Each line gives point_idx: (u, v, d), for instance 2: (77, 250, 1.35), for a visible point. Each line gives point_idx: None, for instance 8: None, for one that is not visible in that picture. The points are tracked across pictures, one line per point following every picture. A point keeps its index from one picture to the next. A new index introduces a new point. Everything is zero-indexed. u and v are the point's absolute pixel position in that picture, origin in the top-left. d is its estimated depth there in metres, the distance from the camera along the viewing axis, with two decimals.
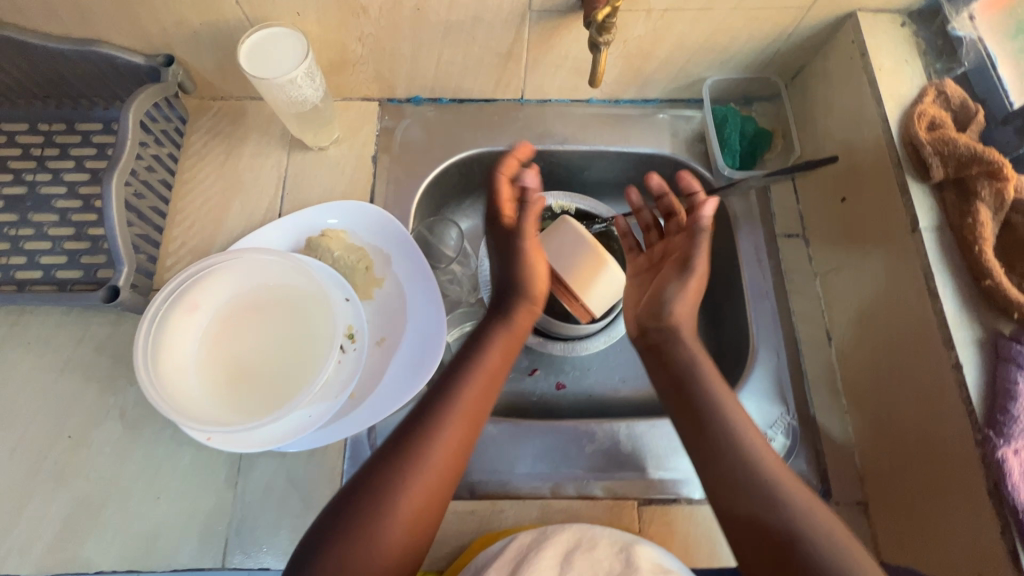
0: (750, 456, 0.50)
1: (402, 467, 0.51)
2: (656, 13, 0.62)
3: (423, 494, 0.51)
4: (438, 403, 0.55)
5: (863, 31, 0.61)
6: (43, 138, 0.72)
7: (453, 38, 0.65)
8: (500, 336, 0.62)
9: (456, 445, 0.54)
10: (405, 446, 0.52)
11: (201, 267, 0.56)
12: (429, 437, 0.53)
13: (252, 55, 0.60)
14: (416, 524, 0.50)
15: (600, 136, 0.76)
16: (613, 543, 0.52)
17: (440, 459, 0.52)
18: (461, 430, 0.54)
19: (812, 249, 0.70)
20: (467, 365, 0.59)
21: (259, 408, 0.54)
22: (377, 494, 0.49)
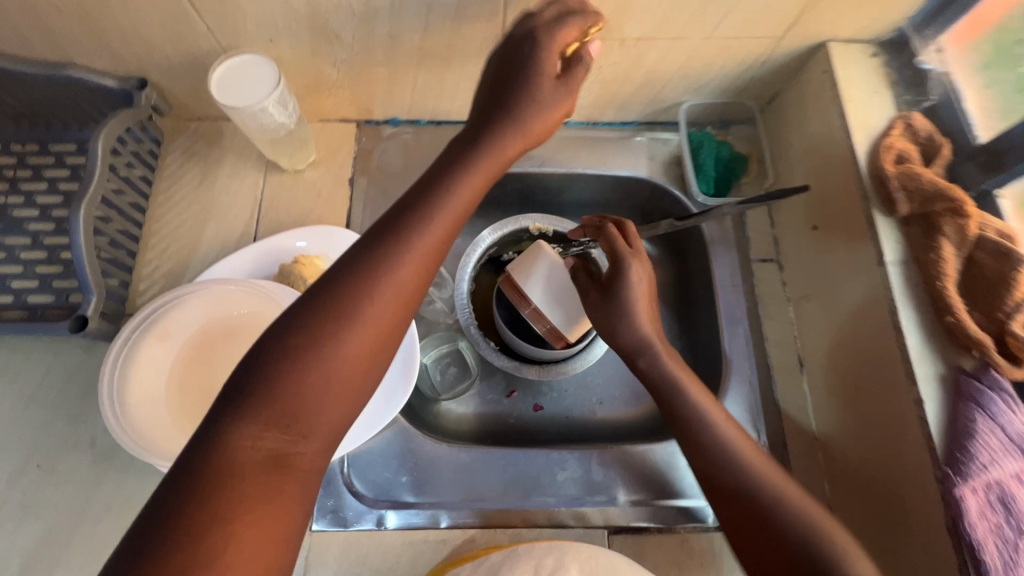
0: (748, 469, 0.50)
1: (353, 285, 0.39)
2: (630, 42, 0.62)
3: (381, 320, 0.39)
4: (406, 213, 0.42)
5: (834, 62, 0.62)
6: (17, 160, 0.72)
7: (428, 64, 0.65)
8: (496, 145, 0.47)
9: (429, 248, 0.41)
10: (359, 263, 0.40)
11: (169, 298, 0.56)
12: (392, 245, 0.40)
13: (223, 82, 0.59)
14: (372, 355, 0.39)
15: (577, 158, 0.77)
16: (582, 551, 0.54)
17: (402, 270, 0.40)
18: (438, 229, 0.42)
19: (786, 274, 0.71)
20: (452, 174, 0.45)
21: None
22: (318, 327, 0.37)
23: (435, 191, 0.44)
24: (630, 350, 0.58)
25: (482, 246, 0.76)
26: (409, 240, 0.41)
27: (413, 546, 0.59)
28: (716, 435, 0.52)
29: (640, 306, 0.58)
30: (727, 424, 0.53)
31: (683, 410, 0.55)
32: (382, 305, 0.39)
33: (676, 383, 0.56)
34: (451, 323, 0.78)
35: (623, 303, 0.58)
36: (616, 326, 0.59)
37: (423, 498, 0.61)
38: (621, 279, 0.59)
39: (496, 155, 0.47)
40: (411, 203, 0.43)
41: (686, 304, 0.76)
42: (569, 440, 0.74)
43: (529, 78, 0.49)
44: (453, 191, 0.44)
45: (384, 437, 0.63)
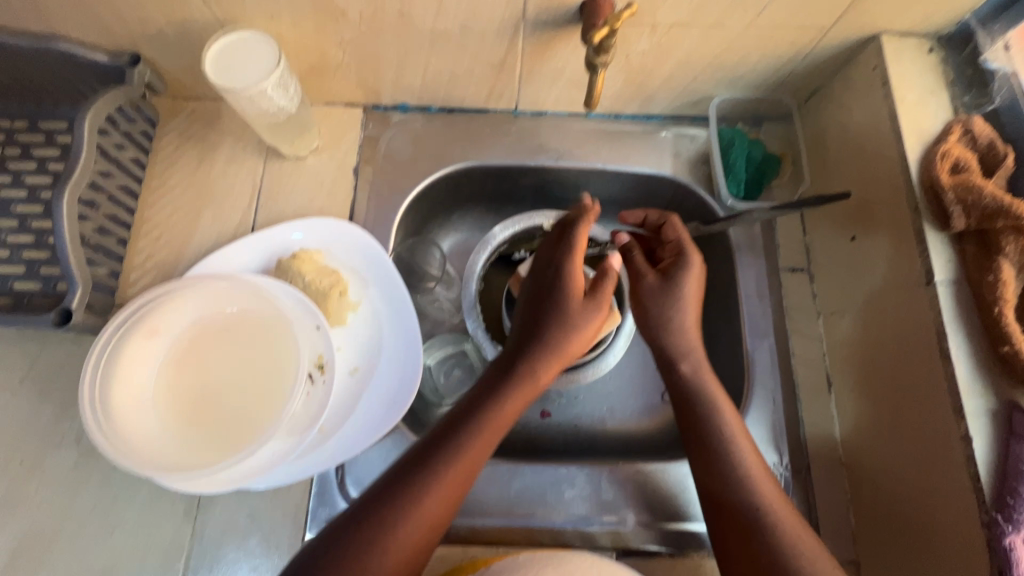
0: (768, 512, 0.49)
1: (421, 478, 0.47)
2: (662, 29, 0.57)
3: (436, 515, 0.46)
4: (472, 411, 0.51)
5: (887, 58, 0.57)
6: (5, 137, 0.68)
7: (441, 47, 0.60)
8: (547, 353, 0.54)
9: (483, 446, 0.50)
10: (426, 462, 0.48)
11: (157, 294, 0.53)
12: (457, 446, 0.49)
13: (218, 60, 0.55)
14: (424, 545, 0.46)
15: (597, 153, 0.72)
16: (587, 562, 0.50)
17: (459, 467, 0.48)
18: (492, 429, 0.50)
19: (817, 286, 0.66)
20: (511, 372, 0.53)
21: (220, 443, 0.51)
22: (386, 517, 0.45)
23: (495, 393, 0.52)
24: (670, 351, 0.58)
25: (494, 243, 0.72)
26: (470, 442, 0.49)
27: None
28: (740, 466, 0.52)
29: (689, 304, 0.58)
30: (751, 454, 0.52)
31: (711, 431, 0.53)
32: (439, 497, 0.47)
33: (709, 402, 0.55)
34: (457, 324, 0.74)
35: (677, 296, 0.58)
36: (662, 314, 0.58)
37: None
38: (678, 273, 0.59)
39: (547, 359, 0.54)
40: (475, 399, 0.52)
41: (707, 313, 0.72)
42: (577, 451, 0.70)
43: (571, 289, 0.55)
44: (509, 392, 0.52)
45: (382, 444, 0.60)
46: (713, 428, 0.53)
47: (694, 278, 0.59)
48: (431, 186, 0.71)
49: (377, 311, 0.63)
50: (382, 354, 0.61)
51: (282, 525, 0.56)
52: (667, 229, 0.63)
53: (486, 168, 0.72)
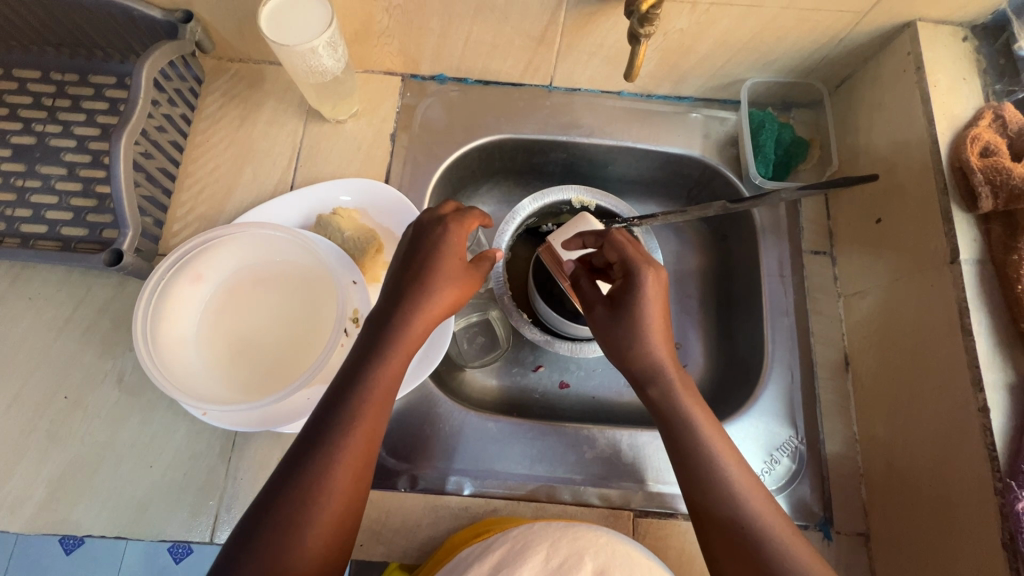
0: (740, 496, 0.46)
1: (320, 458, 0.42)
2: (702, 6, 0.58)
3: (348, 492, 0.42)
4: (348, 386, 0.45)
5: (922, 43, 0.58)
6: (56, 88, 0.70)
7: (484, 17, 0.62)
8: (418, 318, 0.48)
9: (380, 410, 0.45)
10: (318, 444, 0.42)
11: (207, 238, 0.55)
12: (349, 424, 0.43)
13: (273, 18, 0.56)
14: (348, 505, 0.42)
15: (628, 131, 0.73)
16: (598, 538, 0.49)
17: (357, 444, 0.43)
18: (380, 394, 0.45)
19: (839, 268, 0.67)
20: (382, 338, 0.46)
21: (260, 384, 0.54)
22: (296, 497, 0.41)
23: (370, 362, 0.46)
24: (640, 374, 0.52)
25: (522, 215, 0.73)
26: (363, 415, 0.44)
27: (435, 510, 0.58)
28: (723, 470, 0.48)
29: (653, 324, 0.52)
30: (733, 459, 0.48)
31: (693, 453, 0.48)
32: (347, 476, 0.42)
33: (686, 415, 0.50)
34: (484, 293, 0.74)
35: (634, 319, 0.52)
36: (624, 344, 0.52)
37: (446, 464, 0.60)
38: (629, 297, 0.52)
39: (421, 320, 0.48)
40: (351, 374, 0.45)
41: (728, 292, 0.74)
42: (594, 419, 0.72)
43: (434, 252, 0.50)
44: (385, 355, 0.46)
45: (409, 399, 0.62)
46: (694, 448, 0.48)
47: (651, 296, 0.52)
48: (465, 156, 0.73)
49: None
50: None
51: None
52: (608, 247, 0.56)
53: (519, 141, 0.74)
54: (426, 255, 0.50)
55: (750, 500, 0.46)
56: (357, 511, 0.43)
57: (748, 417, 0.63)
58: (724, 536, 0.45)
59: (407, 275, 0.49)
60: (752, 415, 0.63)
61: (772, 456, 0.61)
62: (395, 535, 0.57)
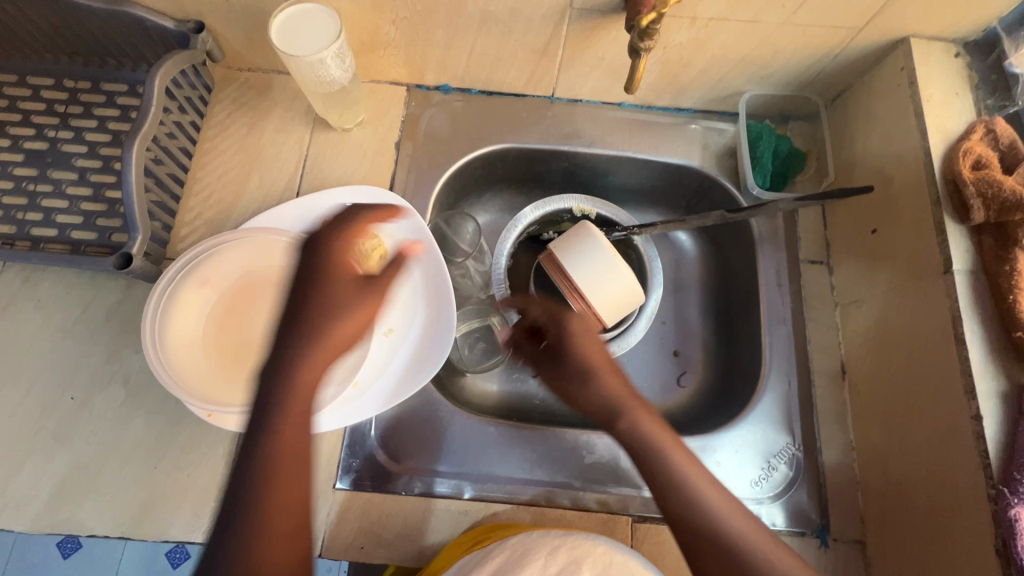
0: (717, 514, 0.47)
1: (256, 497, 0.41)
2: (700, 21, 0.60)
3: (293, 524, 0.41)
4: (257, 429, 0.43)
5: (915, 59, 0.60)
6: (68, 95, 0.72)
7: (488, 29, 0.64)
8: (316, 346, 0.45)
9: (295, 448, 0.43)
10: (247, 481, 0.41)
11: (216, 243, 0.57)
12: (265, 469, 0.42)
13: (283, 29, 0.58)
14: (298, 537, 0.41)
15: (628, 141, 0.75)
16: (597, 546, 0.49)
17: (279, 487, 0.42)
18: (290, 431, 0.43)
19: (835, 277, 0.68)
20: (282, 372, 0.44)
21: (262, 386, 0.55)
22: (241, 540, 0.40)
23: (273, 399, 0.44)
24: (601, 409, 0.55)
25: (523, 223, 0.75)
26: (277, 456, 0.42)
27: (435, 513, 0.58)
28: (697, 490, 0.48)
29: (595, 362, 0.58)
30: (705, 482, 0.48)
31: (665, 476, 0.49)
32: (278, 523, 0.41)
33: (653, 440, 0.51)
34: (485, 298, 0.76)
35: (579, 363, 0.58)
36: (579, 390, 0.57)
37: (446, 468, 0.61)
38: (562, 342, 0.60)
39: (319, 348, 0.46)
40: (258, 415, 0.43)
41: (727, 300, 0.75)
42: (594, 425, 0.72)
43: (330, 270, 0.48)
44: (285, 390, 0.44)
45: (411, 403, 0.63)
46: (664, 471, 0.49)
47: (586, 339, 0.60)
48: (468, 164, 0.74)
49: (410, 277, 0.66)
50: (416, 317, 0.65)
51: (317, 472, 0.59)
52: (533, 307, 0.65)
53: (522, 150, 0.75)
54: (303, 273, 0.48)
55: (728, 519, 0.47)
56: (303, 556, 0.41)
57: (746, 424, 0.64)
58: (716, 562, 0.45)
59: (298, 304, 0.47)
60: (749, 422, 0.64)
61: (769, 463, 0.62)
62: (396, 538, 0.57)
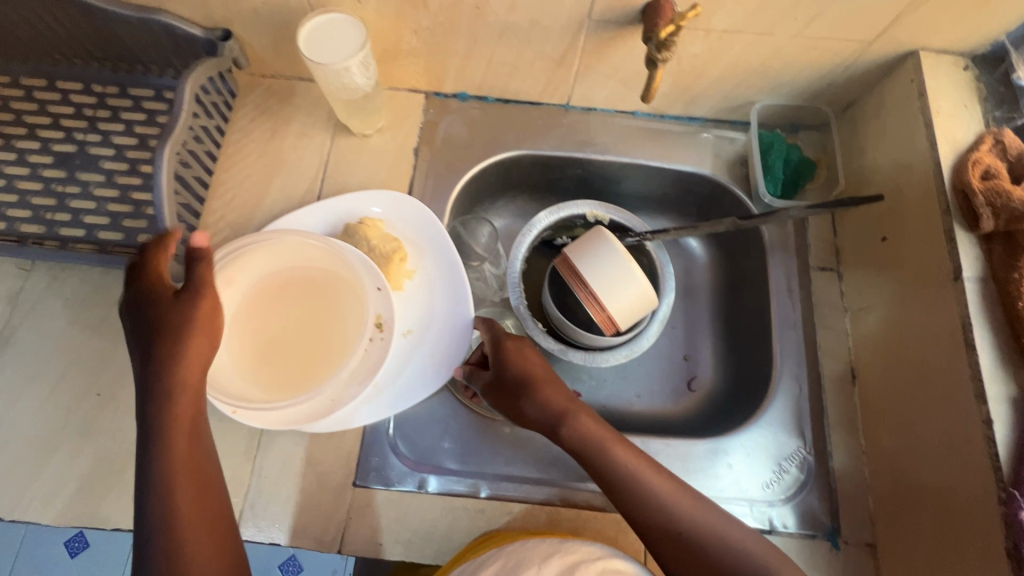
0: (667, 501, 0.50)
1: (160, 517, 0.45)
2: (715, 33, 0.61)
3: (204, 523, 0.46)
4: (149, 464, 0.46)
5: (924, 71, 0.61)
6: (96, 99, 0.74)
7: (508, 39, 0.65)
8: (186, 372, 0.48)
9: (196, 466, 0.47)
10: (149, 506, 0.45)
11: (239, 244, 0.58)
12: (167, 496, 0.45)
13: (310, 38, 0.60)
14: (215, 530, 0.47)
15: (642, 149, 0.76)
16: (594, 552, 0.50)
17: (188, 502, 0.46)
18: (186, 453, 0.47)
19: (845, 284, 0.70)
20: (153, 407, 0.47)
21: (291, 384, 0.56)
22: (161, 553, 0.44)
23: (156, 434, 0.46)
24: (551, 422, 0.54)
25: (538, 228, 0.76)
26: (175, 481, 0.46)
27: (452, 511, 0.59)
28: (644, 485, 0.51)
29: (536, 375, 0.56)
30: (650, 473, 0.52)
31: (615, 479, 0.51)
32: (197, 530, 0.46)
33: (601, 447, 0.53)
34: (499, 301, 0.76)
35: (522, 381, 0.56)
36: (528, 410, 0.55)
37: (463, 467, 0.62)
38: (517, 362, 0.57)
39: (191, 371, 0.48)
40: (147, 453, 0.46)
41: (737, 305, 0.76)
42: None
43: (167, 307, 0.49)
44: (173, 417, 0.47)
45: (429, 403, 0.64)
46: (612, 473, 0.52)
47: (520, 356, 0.58)
48: (484, 170, 0.76)
49: (428, 281, 0.68)
50: (434, 319, 0.66)
51: (336, 470, 0.60)
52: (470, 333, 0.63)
53: (537, 157, 0.77)
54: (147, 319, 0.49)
55: (677, 505, 0.50)
56: (228, 546, 0.48)
57: (757, 428, 0.65)
58: (670, 548, 0.49)
59: (153, 350, 0.48)
60: (761, 426, 0.65)
61: (781, 466, 0.63)
62: (414, 535, 0.58)
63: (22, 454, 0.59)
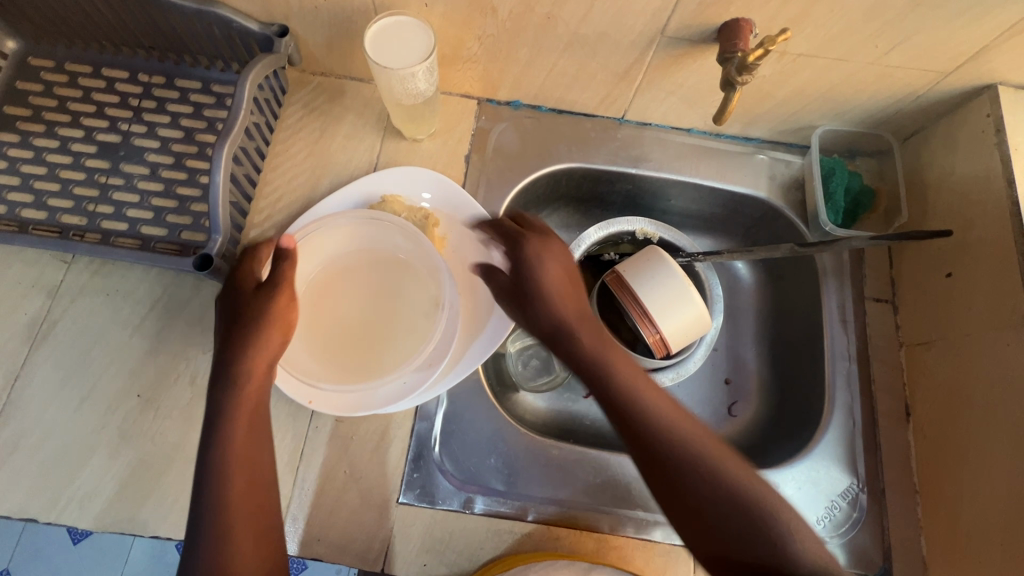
0: (673, 423, 0.48)
1: (216, 479, 0.46)
2: (790, 56, 0.60)
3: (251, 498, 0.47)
4: (208, 451, 0.47)
5: (1002, 107, 0.60)
6: (142, 89, 0.72)
7: (573, 51, 0.64)
8: (249, 365, 0.50)
9: (249, 460, 0.48)
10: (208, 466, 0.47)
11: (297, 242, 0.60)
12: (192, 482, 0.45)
13: (376, 43, 0.59)
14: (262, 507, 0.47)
15: (696, 168, 0.75)
16: None
17: (239, 496, 0.46)
18: (240, 446, 0.48)
19: (901, 317, 0.68)
20: (219, 403, 0.49)
21: (373, 367, 0.58)
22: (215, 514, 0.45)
23: (218, 423, 0.48)
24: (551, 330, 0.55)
25: (587, 243, 0.74)
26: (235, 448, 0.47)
27: (497, 533, 0.58)
28: (650, 405, 0.49)
29: (551, 281, 0.56)
30: (655, 393, 0.50)
31: (615, 391, 0.50)
32: (245, 524, 0.46)
33: (603, 363, 0.52)
34: None
35: (535, 282, 0.56)
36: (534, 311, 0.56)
37: (510, 489, 0.60)
38: (528, 259, 0.57)
39: (256, 361, 0.50)
40: (208, 439, 0.48)
41: (784, 331, 0.75)
42: None
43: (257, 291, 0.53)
44: (234, 411, 0.49)
45: (476, 419, 0.62)
46: (613, 386, 0.50)
47: (550, 258, 0.57)
48: (535, 182, 0.74)
49: (468, 247, 0.67)
50: (480, 283, 0.66)
51: (380, 485, 0.58)
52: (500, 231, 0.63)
53: (589, 171, 0.75)
54: (239, 299, 0.53)
55: (685, 430, 0.48)
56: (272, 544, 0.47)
57: (808, 460, 0.63)
58: (673, 469, 0.46)
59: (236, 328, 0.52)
60: (812, 458, 0.63)
61: (832, 501, 0.62)
62: (458, 557, 0.57)
63: (59, 454, 0.57)
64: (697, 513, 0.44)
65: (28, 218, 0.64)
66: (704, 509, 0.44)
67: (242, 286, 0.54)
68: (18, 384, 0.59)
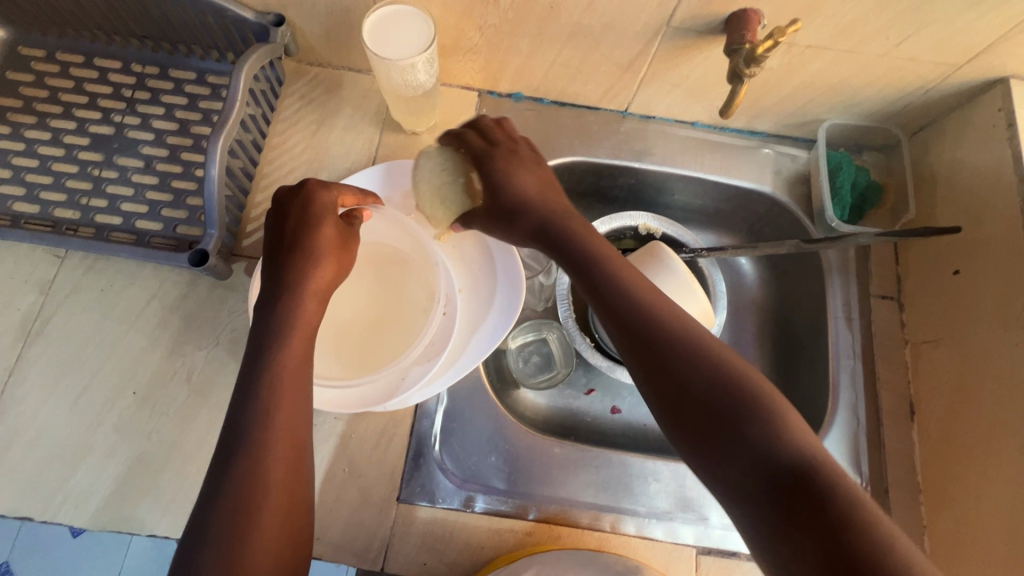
0: (658, 312, 0.44)
1: (251, 429, 0.42)
2: (798, 48, 0.58)
3: (291, 449, 0.43)
4: (241, 400, 0.43)
5: (1014, 101, 0.59)
6: (135, 80, 0.70)
7: (577, 42, 0.62)
8: (306, 295, 0.48)
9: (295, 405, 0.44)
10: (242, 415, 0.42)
11: None
12: None
13: (375, 33, 0.58)
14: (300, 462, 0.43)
15: (701, 161, 0.74)
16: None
17: (278, 461, 0.42)
18: (288, 391, 0.44)
19: (907, 314, 0.67)
20: (263, 349, 0.45)
21: (389, 357, 0.57)
22: (250, 462, 0.41)
23: (259, 369, 0.44)
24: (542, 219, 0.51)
25: None
26: (278, 395, 0.43)
27: (498, 532, 0.58)
28: (635, 293, 0.45)
29: (538, 181, 0.54)
30: (642, 283, 0.46)
31: (602, 280, 0.46)
32: (280, 475, 0.41)
33: (592, 255, 0.48)
34: (542, 311, 0.75)
35: (525, 178, 0.54)
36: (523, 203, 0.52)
37: (510, 487, 0.60)
38: (511, 162, 0.55)
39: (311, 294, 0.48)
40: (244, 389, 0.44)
41: (788, 328, 0.74)
42: (647, 450, 0.70)
43: (317, 219, 0.51)
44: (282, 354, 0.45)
45: (480, 418, 0.62)
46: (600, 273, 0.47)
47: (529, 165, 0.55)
48: None
49: (464, 239, 0.65)
50: (478, 274, 0.65)
51: (380, 484, 0.58)
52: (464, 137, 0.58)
53: (592, 165, 0.74)
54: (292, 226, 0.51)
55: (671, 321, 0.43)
56: (304, 506, 0.43)
57: None
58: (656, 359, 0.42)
59: (291, 253, 0.49)
60: None
61: None
62: (459, 556, 0.57)
63: (55, 452, 0.57)
64: (684, 408, 0.40)
65: (21, 212, 0.63)
66: (690, 403, 0.40)
67: (297, 212, 0.51)
68: (12, 380, 0.59)
